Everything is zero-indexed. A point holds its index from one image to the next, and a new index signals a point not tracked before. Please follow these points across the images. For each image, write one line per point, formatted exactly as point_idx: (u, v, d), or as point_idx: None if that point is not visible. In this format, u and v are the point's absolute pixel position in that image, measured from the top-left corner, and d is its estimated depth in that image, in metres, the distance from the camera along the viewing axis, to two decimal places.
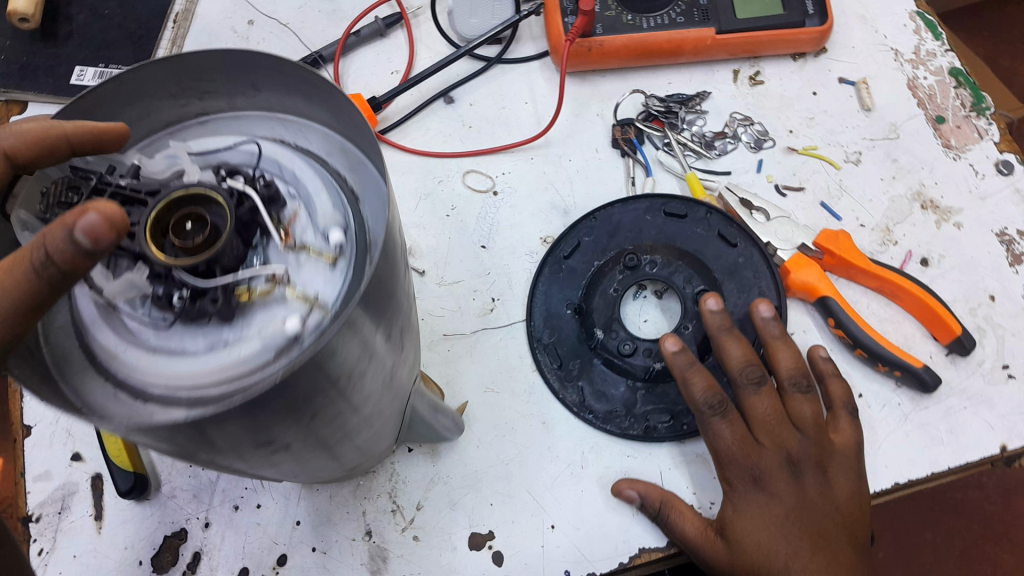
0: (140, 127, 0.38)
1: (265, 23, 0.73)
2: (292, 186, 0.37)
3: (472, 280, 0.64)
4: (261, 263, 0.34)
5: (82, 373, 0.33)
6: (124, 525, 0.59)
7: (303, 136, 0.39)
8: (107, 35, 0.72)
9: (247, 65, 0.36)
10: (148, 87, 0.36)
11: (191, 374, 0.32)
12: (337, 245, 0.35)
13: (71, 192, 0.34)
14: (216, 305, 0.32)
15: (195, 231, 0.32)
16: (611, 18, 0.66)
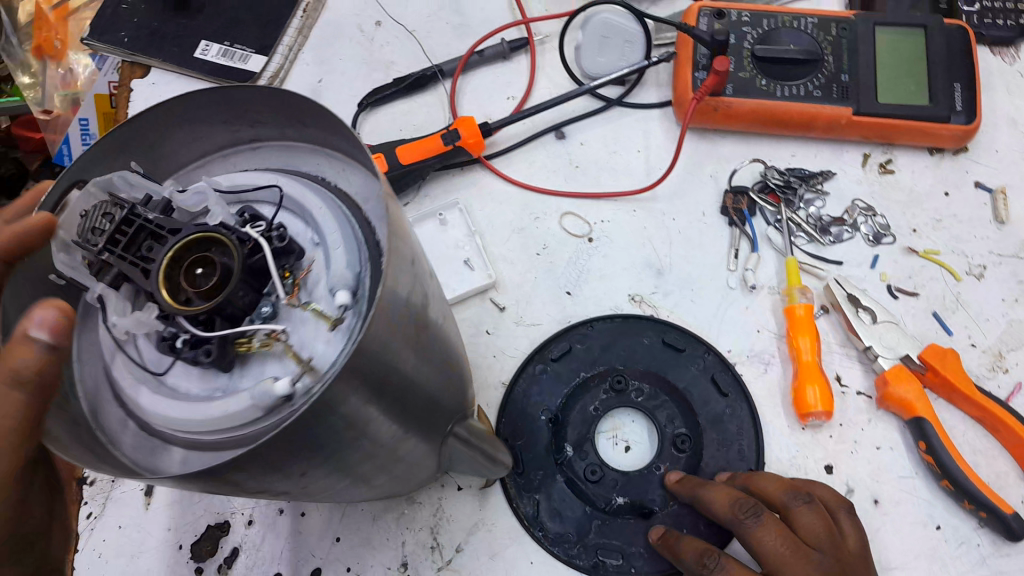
0: (194, 148, 0.43)
1: (392, 26, 0.73)
2: (315, 233, 0.38)
3: (552, 325, 0.62)
4: (267, 314, 0.36)
5: (105, 402, 0.38)
6: (171, 505, 0.60)
7: (345, 177, 0.41)
8: (237, 14, 0.71)
9: (294, 100, 0.38)
10: (201, 111, 0.40)
11: (183, 420, 0.34)
12: (342, 307, 0.35)
13: (105, 221, 0.36)
14: (211, 356, 0.35)
15: (207, 275, 0.35)
16: (744, 80, 0.63)
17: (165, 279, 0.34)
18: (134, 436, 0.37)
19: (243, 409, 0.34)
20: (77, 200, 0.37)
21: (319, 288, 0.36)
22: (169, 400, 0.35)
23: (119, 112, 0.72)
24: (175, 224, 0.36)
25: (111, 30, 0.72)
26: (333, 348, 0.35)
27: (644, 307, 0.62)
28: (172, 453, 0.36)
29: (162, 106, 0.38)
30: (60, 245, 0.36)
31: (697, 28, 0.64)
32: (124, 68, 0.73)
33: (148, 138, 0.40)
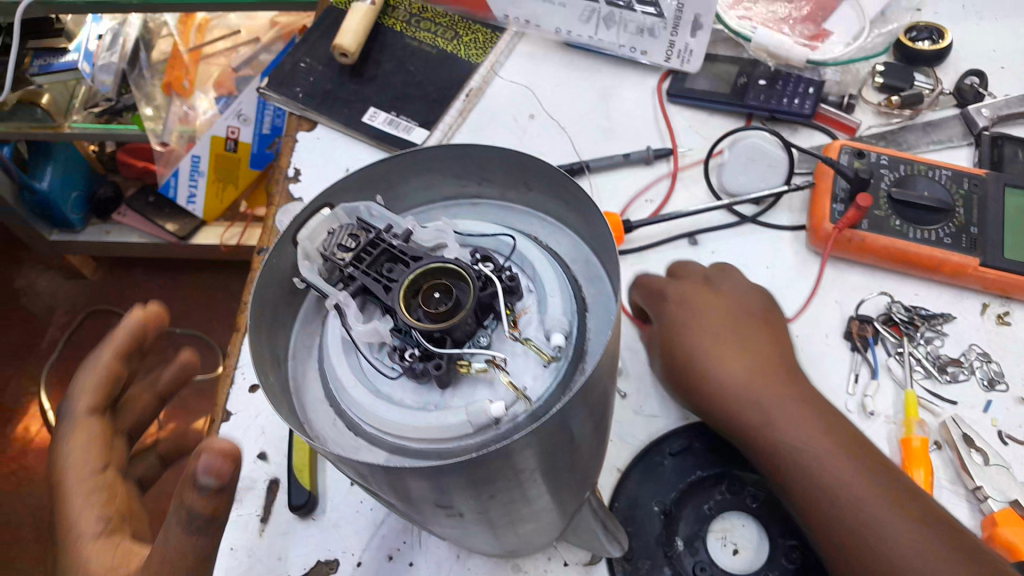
0: (423, 196, 0.51)
1: (544, 120, 0.78)
2: (532, 282, 0.45)
3: (670, 419, 0.64)
4: (486, 343, 0.43)
5: (319, 407, 0.45)
6: (284, 535, 0.61)
7: (555, 237, 0.49)
8: (406, 89, 0.78)
9: (531, 164, 0.46)
10: (440, 166, 0.49)
11: (400, 425, 0.41)
12: (556, 348, 0.42)
13: (350, 238, 0.45)
14: (439, 370, 0.40)
15: (441, 300, 0.42)
16: (879, 218, 0.67)
17: (404, 298, 0.41)
18: (341, 432, 0.43)
19: (458, 425, 0.40)
20: (326, 218, 0.46)
21: (533, 328, 0.43)
22: (386, 404, 0.42)
23: (282, 159, 0.77)
24: (415, 253, 0.43)
25: (288, 84, 0.78)
26: (541, 383, 0.41)
27: None
28: (375, 452, 0.41)
29: (397, 158, 0.47)
30: (304, 255, 0.45)
31: (839, 162, 0.69)
32: (292, 120, 0.79)
33: (386, 179, 0.49)
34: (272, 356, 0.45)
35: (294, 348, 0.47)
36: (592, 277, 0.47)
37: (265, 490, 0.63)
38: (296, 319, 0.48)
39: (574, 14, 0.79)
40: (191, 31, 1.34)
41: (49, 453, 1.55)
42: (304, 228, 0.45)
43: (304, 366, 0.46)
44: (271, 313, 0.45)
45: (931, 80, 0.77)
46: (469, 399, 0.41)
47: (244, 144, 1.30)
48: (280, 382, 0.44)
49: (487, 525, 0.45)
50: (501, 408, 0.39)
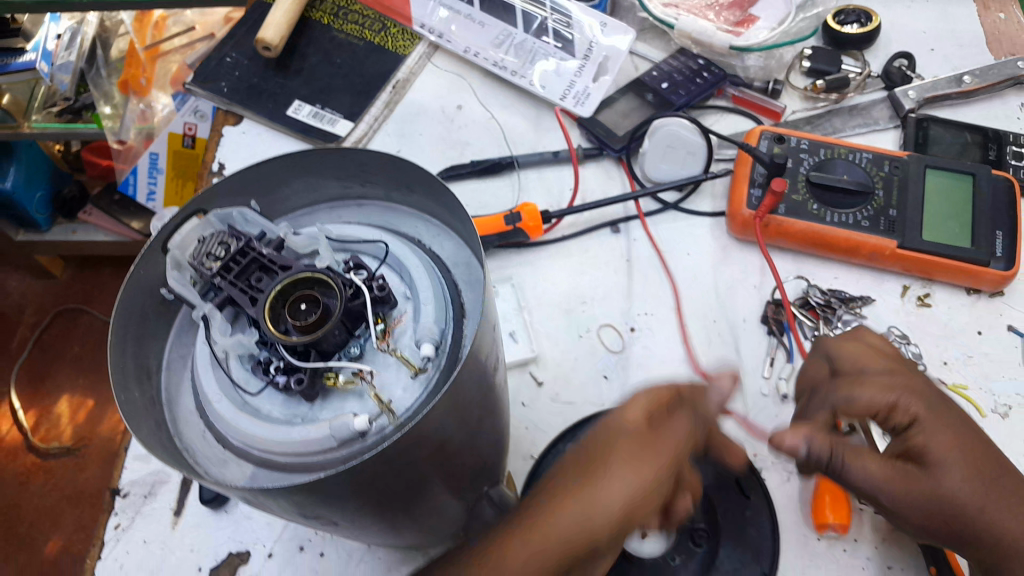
0: (307, 198, 0.49)
1: (472, 110, 0.78)
2: (407, 288, 0.44)
3: (586, 407, 0.64)
4: (357, 355, 0.41)
5: (190, 420, 0.44)
6: (196, 527, 0.62)
7: (439, 241, 0.48)
8: (331, 81, 0.78)
9: (408, 169, 0.44)
10: (321, 170, 0.47)
11: (264, 441, 0.39)
12: (425, 359, 0.40)
13: (221, 248, 0.43)
14: (301, 384, 0.39)
15: (308, 311, 0.40)
16: (797, 202, 0.67)
17: (270, 308, 0.40)
18: (210, 445, 0.42)
19: (321, 439, 0.38)
20: (196, 226, 0.44)
21: (406, 338, 0.42)
22: (252, 418, 0.40)
23: (208, 153, 0.76)
24: (285, 262, 0.42)
25: (213, 79, 0.78)
26: (411, 395, 0.40)
27: None
28: (243, 466, 0.41)
29: (278, 160, 0.45)
30: (173, 264, 0.43)
31: (758, 150, 0.68)
32: (218, 114, 0.78)
33: (264, 182, 0.47)
34: (136, 368, 0.43)
35: (166, 359, 0.46)
36: (470, 278, 0.46)
37: (180, 482, 0.64)
38: (170, 329, 0.46)
39: (488, 37, 0.81)
40: (148, 29, 1.31)
41: (19, 452, 1.55)
42: (175, 234, 0.44)
43: (177, 379, 0.45)
44: (136, 326, 0.43)
45: (859, 63, 0.77)
46: (336, 412, 0.40)
47: (201, 140, 1.26)
48: (145, 396, 0.43)
49: (372, 528, 0.45)
50: (365, 423, 0.38)
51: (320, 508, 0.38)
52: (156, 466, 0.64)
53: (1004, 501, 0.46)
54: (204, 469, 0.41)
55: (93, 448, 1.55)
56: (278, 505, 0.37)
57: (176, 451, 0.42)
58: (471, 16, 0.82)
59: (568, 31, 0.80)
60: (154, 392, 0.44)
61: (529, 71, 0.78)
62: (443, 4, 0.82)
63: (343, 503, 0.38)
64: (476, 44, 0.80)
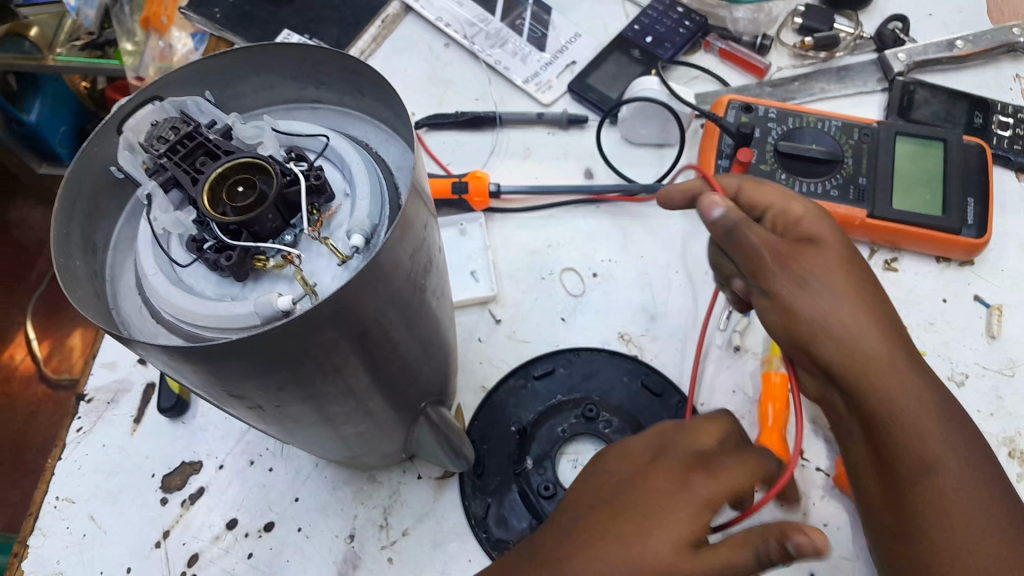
0: (265, 98, 0.51)
1: (459, 49, 0.78)
2: (347, 183, 0.45)
3: (541, 345, 0.64)
4: (290, 241, 0.43)
5: (128, 294, 0.46)
6: (155, 435, 0.64)
7: (386, 146, 0.49)
8: (322, 14, 0.79)
9: (356, 67, 0.46)
10: (276, 66, 0.48)
11: (192, 313, 0.41)
12: (353, 249, 0.42)
13: (171, 130, 0.44)
14: (230, 263, 0.41)
15: (244, 195, 0.43)
16: (765, 172, 0.66)
17: (210, 191, 0.42)
18: (144, 319, 0.44)
19: (244, 316, 0.40)
20: (151, 110, 0.45)
21: (339, 229, 0.43)
22: (182, 293, 0.42)
23: None
24: (230, 148, 0.43)
25: (207, 6, 0.79)
26: (336, 282, 0.41)
27: (630, 345, 0.64)
28: (171, 339, 0.43)
29: (235, 54, 0.46)
30: (126, 145, 0.44)
31: (724, 120, 0.67)
32: (211, 41, 0.80)
33: (223, 76, 0.48)
34: (82, 241, 0.45)
35: (113, 238, 0.47)
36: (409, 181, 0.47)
37: (141, 392, 0.66)
38: (122, 212, 0.48)
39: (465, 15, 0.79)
40: None
41: (31, 380, 1.62)
42: (131, 117, 0.44)
43: (122, 258, 0.47)
44: (85, 204, 0.45)
45: (853, 22, 0.76)
46: (264, 293, 0.42)
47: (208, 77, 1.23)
48: (88, 268, 0.45)
49: (294, 422, 0.46)
50: (288, 302, 0.40)
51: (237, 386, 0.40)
52: (120, 375, 0.67)
53: (890, 347, 0.45)
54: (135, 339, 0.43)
55: None
56: (196, 372, 0.39)
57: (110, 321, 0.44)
58: None
59: (547, 17, 0.79)
60: (97, 267, 0.46)
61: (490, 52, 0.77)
62: None
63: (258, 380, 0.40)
64: (450, 16, 0.79)
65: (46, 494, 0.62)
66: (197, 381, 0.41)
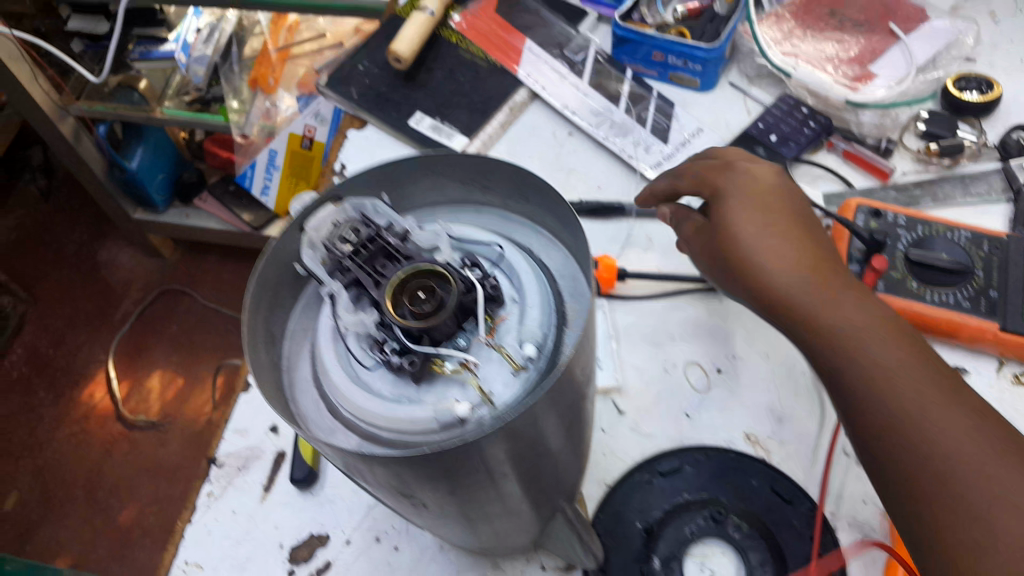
0: (432, 198, 0.52)
1: (584, 137, 0.80)
2: (517, 292, 0.46)
3: (666, 441, 0.65)
4: (464, 346, 0.44)
5: (303, 385, 0.47)
6: (285, 504, 0.65)
7: (549, 253, 0.49)
8: (452, 98, 0.82)
9: (526, 179, 0.47)
10: (449, 171, 0.50)
11: (374, 415, 0.43)
12: (527, 359, 0.43)
13: (352, 232, 0.47)
14: (411, 366, 0.43)
15: (425, 300, 0.44)
16: (895, 279, 0.66)
17: (390, 294, 0.44)
18: (321, 413, 0.46)
19: (424, 418, 0.42)
20: (332, 210, 0.48)
21: (511, 338, 0.44)
22: (364, 393, 0.44)
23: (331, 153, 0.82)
24: (409, 252, 0.46)
25: (345, 84, 0.83)
26: (510, 391, 0.43)
27: (757, 447, 0.64)
28: (349, 436, 0.44)
29: (411, 160, 0.48)
30: (307, 242, 0.47)
31: (854, 224, 0.68)
32: (345, 119, 0.84)
33: (398, 178, 0.50)
34: (267, 333, 0.47)
35: (290, 329, 0.49)
36: (574, 291, 0.47)
37: (272, 459, 0.68)
38: (297, 304, 0.50)
39: (589, 108, 0.81)
40: (282, 32, 1.47)
41: (108, 419, 1.64)
42: (312, 218, 0.48)
43: (297, 349, 0.49)
44: (270, 296, 0.48)
45: (975, 130, 0.75)
46: (440, 397, 0.43)
47: (317, 142, 1.42)
48: (270, 359, 0.46)
49: (464, 517, 0.49)
50: (466, 410, 0.41)
51: (419, 488, 0.43)
52: (252, 442, 0.69)
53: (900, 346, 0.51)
54: (313, 433, 0.45)
55: (177, 426, 1.63)
56: (382, 474, 0.41)
57: (290, 413, 0.45)
58: (578, 87, 0.82)
59: (672, 108, 0.81)
60: (279, 358, 0.48)
61: (619, 140, 0.79)
62: (553, 65, 0.83)
63: (435, 485, 0.42)
64: (576, 104, 0.81)
65: (175, 557, 0.64)
66: (376, 478, 0.43)
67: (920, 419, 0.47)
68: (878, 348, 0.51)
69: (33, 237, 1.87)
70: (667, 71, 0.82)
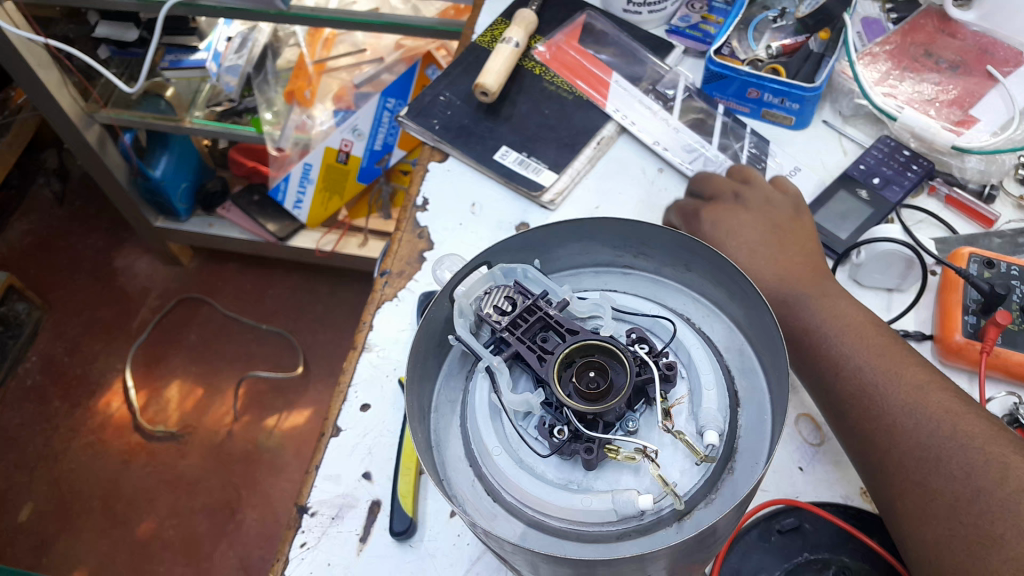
0: (579, 260, 0.52)
1: (673, 173, 0.78)
2: (686, 369, 0.45)
3: (779, 496, 0.62)
4: (633, 430, 0.42)
5: (458, 462, 0.45)
6: (383, 557, 0.62)
7: (709, 322, 0.48)
8: (539, 131, 0.80)
9: (696, 248, 0.47)
10: (604, 237, 0.49)
11: (545, 503, 0.41)
12: (709, 446, 0.42)
13: (507, 302, 0.46)
14: (587, 454, 0.41)
15: (595, 379, 0.42)
16: (1013, 333, 0.65)
17: (557, 372, 0.42)
18: (479, 497, 0.44)
19: (602, 511, 0.40)
20: (483, 278, 0.48)
21: (685, 421, 0.43)
22: (533, 479, 0.42)
23: (412, 185, 0.79)
24: (572, 326, 0.44)
25: (426, 115, 0.81)
26: (689, 480, 0.41)
27: (875, 504, 0.62)
28: (513, 523, 0.42)
29: (571, 224, 0.48)
30: (458, 311, 0.46)
31: (968, 273, 0.67)
32: (425, 149, 0.81)
33: (547, 242, 0.49)
34: (419, 407, 0.45)
35: (436, 401, 0.47)
36: (745, 367, 0.46)
37: (366, 509, 0.64)
38: (440, 372, 0.48)
39: (680, 143, 0.80)
40: (318, 44, 1.41)
41: (125, 430, 1.56)
42: (463, 284, 0.47)
43: (445, 422, 0.47)
44: (422, 367, 0.46)
45: None
46: (612, 485, 0.41)
47: (354, 156, 1.39)
48: (424, 435, 0.44)
49: None
50: (649, 503, 0.39)
51: None
52: (345, 490, 0.65)
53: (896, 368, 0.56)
54: (475, 519, 0.42)
55: (196, 440, 1.54)
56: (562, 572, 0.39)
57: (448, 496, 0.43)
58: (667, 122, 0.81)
59: (766, 146, 0.79)
60: (427, 432, 0.45)
61: None
62: (642, 101, 0.82)
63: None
64: (666, 139, 0.80)
65: None
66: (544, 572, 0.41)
67: (906, 418, 0.53)
68: (862, 347, 0.58)
69: (45, 244, 1.81)
70: (760, 108, 0.80)
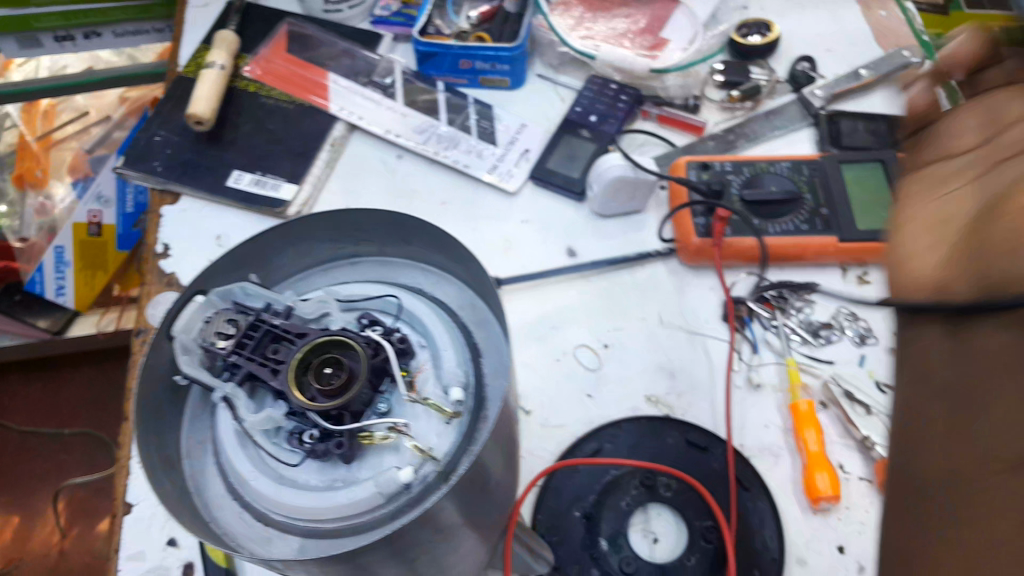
0: (304, 261, 0.52)
1: (412, 158, 0.80)
2: (422, 337, 0.46)
3: (579, 428, 0.64)
4: (386, 409, 0.43)
5: (221, 499, 0.44)
6: None
7: (439, 285, 0.50)
8: (268, 148, 0.78)
9: (405, 222, 0.48)
10: (319, 231, 0.49)
11: (312, 509, 0.41)
12: (455, 402, 0.43)
13: (229, 324, 0.44)
14: (342, 448, 0.41)
15: (333, 373, 0.42)
16: (739, 221, 0.70)
17: (294, 378, 0.42)
18: (249, 526, 0.42)
19: (369, 498, 0.40)
20: (199, 308, 0.45)
21: (431, 386, 0.44)
22: (295, 490, 0.41)
23: (149, 235, 0.75)
24: (300, 330, 0.44)
25: (144, 159, 0.76)
26: (446, 441, 0.42)
27: (660, 407, 0.65)
28: (288, 540, 0.41)
29: (278, 230, 0.47)
30: (182, 348, 0.44)
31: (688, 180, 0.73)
32: (154, 195, 0.77)
33: (260, 255, 0.49)
34: (161, 458, 0.43)
35: (185, 446, 0.46)
36: (478, 318, 0.48)
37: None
38: (184, 416, 0.47)
39: (410, 126, 0.81)
40: (38, 119, 1.28)
41: None
42: (179, 322, 0.45)
43: (200, 465, 0.45)
44: (153, 415, 0.44)
45: (766, 71, 0.83)
46: (376, 469, 0.41)
47: (108, 226, 1.26)
48: (174, 486, 0.43)
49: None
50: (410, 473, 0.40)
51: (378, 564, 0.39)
52: (153, 563, 0.61)
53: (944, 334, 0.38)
54: (250, 549, 0.41)
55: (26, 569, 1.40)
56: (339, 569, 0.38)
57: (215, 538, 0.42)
58: (392, 109, 0.82)
59: (490, 109, 0.82)
60: (179, 479, 0.44)
61: (449, 151, 0.79)
62: (361, 95, 0.82)
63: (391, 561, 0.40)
64: (397, 126, 0.81)
65: None
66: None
67: None
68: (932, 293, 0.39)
69: None
70: (477, 77, 0.83)
